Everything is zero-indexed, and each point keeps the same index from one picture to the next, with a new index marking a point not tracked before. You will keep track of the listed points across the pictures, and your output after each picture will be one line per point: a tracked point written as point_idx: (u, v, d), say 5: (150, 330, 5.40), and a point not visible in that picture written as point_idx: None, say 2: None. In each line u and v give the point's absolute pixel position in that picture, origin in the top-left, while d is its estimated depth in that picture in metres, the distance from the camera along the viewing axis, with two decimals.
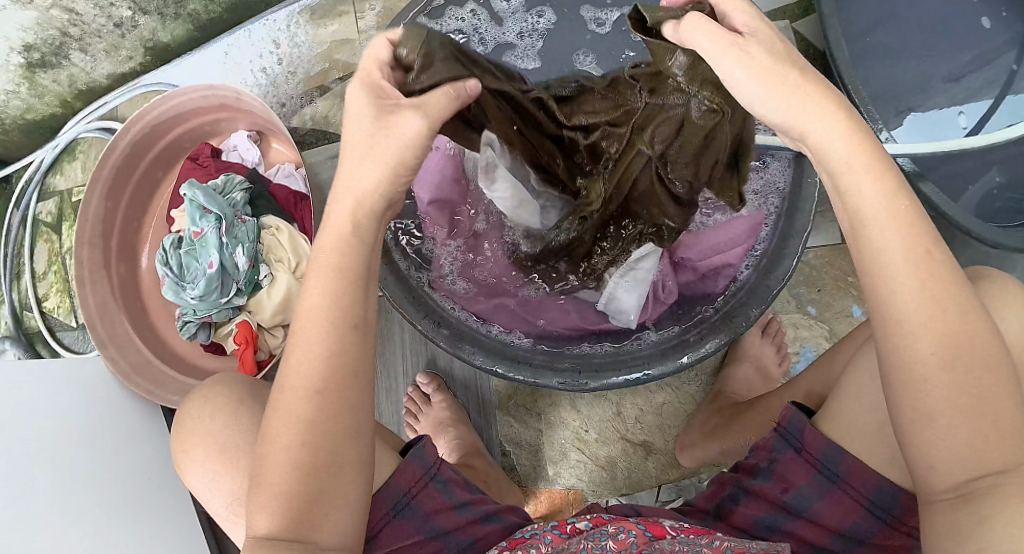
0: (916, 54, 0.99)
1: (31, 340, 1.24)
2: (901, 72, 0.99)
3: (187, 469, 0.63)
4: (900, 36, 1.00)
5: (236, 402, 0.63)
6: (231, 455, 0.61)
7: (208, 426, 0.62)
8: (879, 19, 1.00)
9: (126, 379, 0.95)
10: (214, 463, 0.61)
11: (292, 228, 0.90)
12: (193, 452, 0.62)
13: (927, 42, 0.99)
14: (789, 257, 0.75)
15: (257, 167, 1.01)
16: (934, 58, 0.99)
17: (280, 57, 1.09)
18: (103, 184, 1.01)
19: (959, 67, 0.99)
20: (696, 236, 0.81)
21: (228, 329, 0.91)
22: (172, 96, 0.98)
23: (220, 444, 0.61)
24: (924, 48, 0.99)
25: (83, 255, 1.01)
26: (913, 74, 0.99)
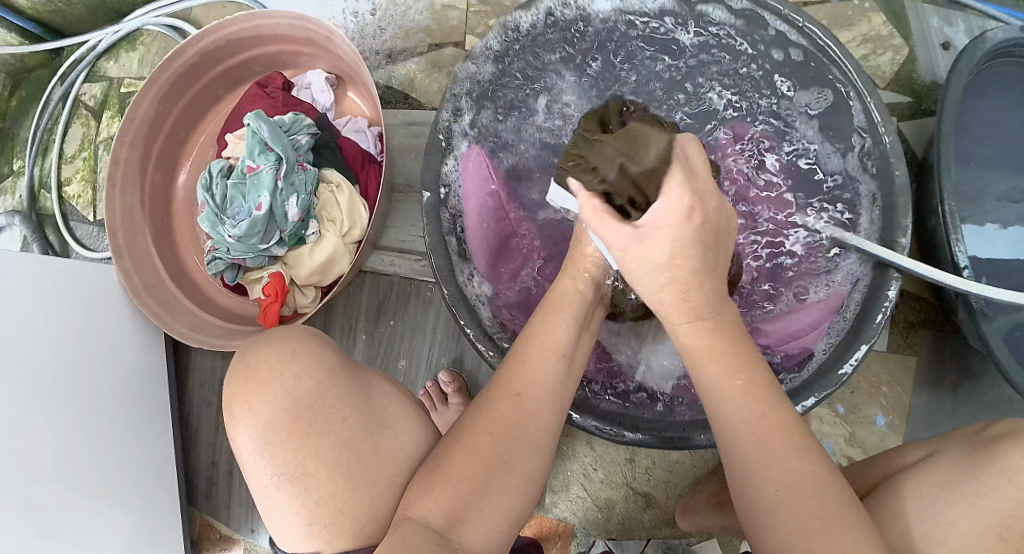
0: (995, 166, 0.98)
1: (42, 220, 1.18)
2: (975, 180, 0.98)
3: (239, 417, 0.58)
4: (988, 145, 0.99)
5: (314, 362, 0.59)
6: (303, 425, 0.56)
7: (290, 385, 0.57)
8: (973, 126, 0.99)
9: (136, 295, 0.90)
10: (271, 426, 0.57)
11: (353, 190, 0.86)
12: (259, 407, 0.57)
13: (1010, 167, 0.98)
14: (842, 358, 0.75)
15: (327, 112, 0.96)
16: (1012, 175, 0.97)
17: (376, 6, 0.98)
18: (161, 84, 0.95)
19: (1015, 190, 0.97)
20: (774, 319, 0.85)
21: (259, 276, 0.87)
22: (259, 15, 0.92)
23: (290, 408, 0.56)
24: (1005, 163, 0.98)
25: (122, 156, 0.95)
26: (988, 197, 0.98)
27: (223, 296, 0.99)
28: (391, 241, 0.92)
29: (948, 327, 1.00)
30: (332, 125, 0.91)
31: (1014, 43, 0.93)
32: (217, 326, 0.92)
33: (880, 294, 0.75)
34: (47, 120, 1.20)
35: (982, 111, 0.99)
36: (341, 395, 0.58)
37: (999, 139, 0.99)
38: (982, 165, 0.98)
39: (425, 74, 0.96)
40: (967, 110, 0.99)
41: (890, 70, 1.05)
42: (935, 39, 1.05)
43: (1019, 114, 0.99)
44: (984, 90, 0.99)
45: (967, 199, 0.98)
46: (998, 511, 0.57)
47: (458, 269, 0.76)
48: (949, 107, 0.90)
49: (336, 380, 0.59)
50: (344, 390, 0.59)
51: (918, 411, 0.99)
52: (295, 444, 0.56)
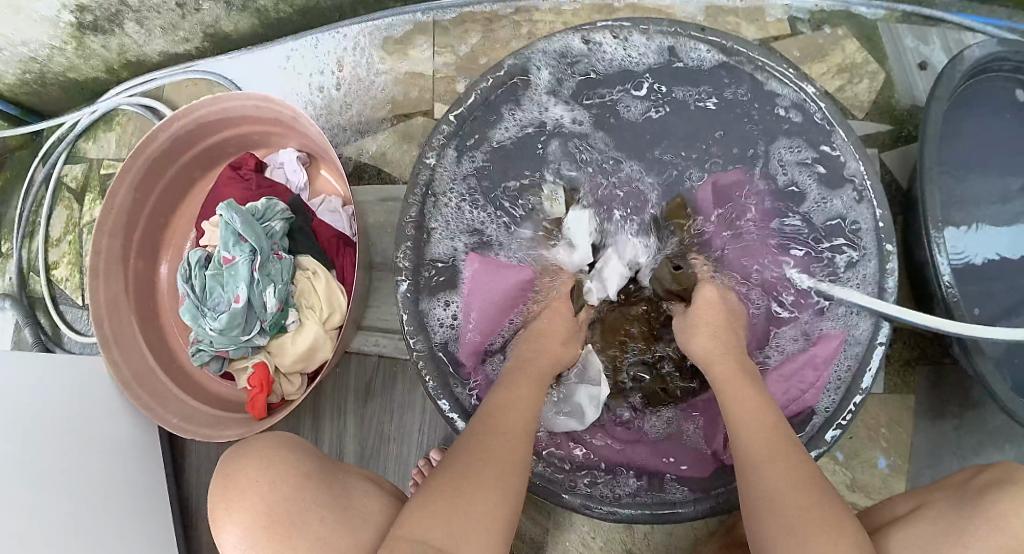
0: (985, 175, 0.95)
1: (32, 304, 1.19)
2: (963, 191, 0.95)
3: (222, 521, 0.57)
4: (975, 155, 0.96)
5: (295, 460, 0.59)
6: (282, 529, 0.55)
7: (266, 493, 0.57)
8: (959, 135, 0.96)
9: (128, 388, 0.90)
10: (252, 531, 0.56)
11: (329, 275, 0.85)
12: (238, 513, 0.56)
13: (996, 185, 0.95)
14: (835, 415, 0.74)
15: (301, 192, 0.95)
16: (1001, 183, 0.95)
17: (339, 82, 0.99)
18: (134, 173, 0.95)
19: (1008, 192, 0.95)
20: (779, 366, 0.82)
21: (243, 365, 0.87)
22: (226, 99, 0.92)
23: (263, 517, 0.56)
24: (993, 175, 0.95)
25: (102, 244, 0.95)
26: (978, 218, 0.95)
27: (213, 381, 1.00)
28: (374, 320, 0.92)
29: (945, 360, 0.99)
30: (306, 206, 0.90)
31: (993, 59, 0.90)
32: (208, 416, 0.93)
33: (872, 352, 0.74)
34: (31, 204, 1.21)
35: (963, 128, 0.97)
36: (315, 494, 0.58)
37: (984, 155, 0.96)
38: (966, 183, 0.96)
39: (396, 145, 0.96)
40: (947, 133, 0.97)
41: (868, 99, 1.03)
42: (911, 59, 1.03)
43: (1004, 125, 0.96)
44: (961, 109, 0.97)
45: (959, 225, 0.95)
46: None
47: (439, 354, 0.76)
48: (930, 140, 0.88)
49: (314, 482, 0.59)
50: (321, 492, 0.59)
51: (920, 449, 0.97)
52: (272, 549, 0.55)
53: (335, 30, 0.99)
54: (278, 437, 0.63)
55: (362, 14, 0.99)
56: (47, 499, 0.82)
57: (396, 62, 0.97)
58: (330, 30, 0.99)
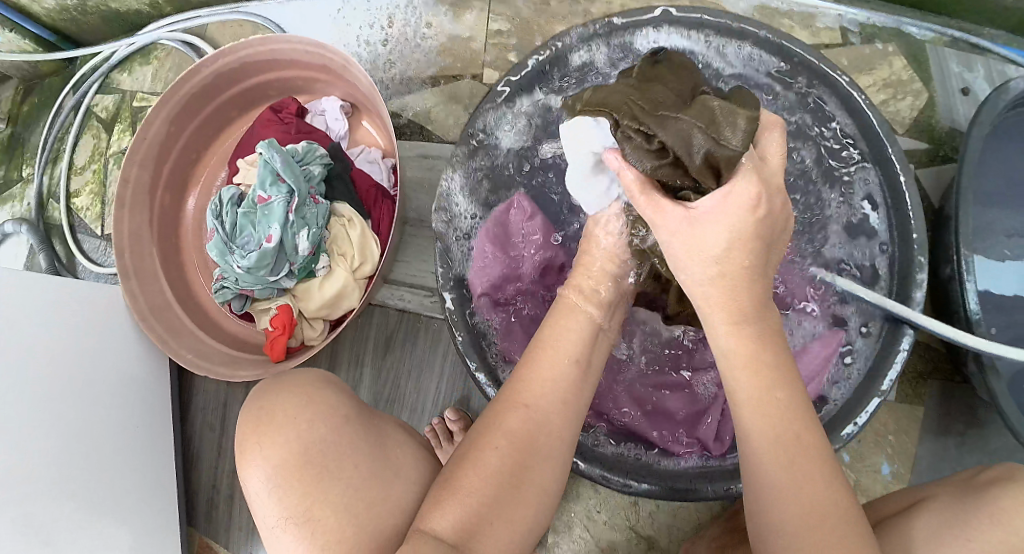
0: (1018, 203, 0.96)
1: (49, 230, 1.18)
2: (993, 215, 0.97)
3: (248, 460, 0.54)
4: (1010, 182, 0.97)
5: (322, 399, 0.57)
6: (316, 472, 0.53)
7: (303, 430, 0.54)
8: (995, 161, 0.97)
9: (144, 319, 0.90)
10: (282, 471, 0.53)
11: (365, 225, 0.85)
12: (268, 450, 0.53)
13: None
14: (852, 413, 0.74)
15: (342, 140, 0.96)
16: None
17: (388, 38, 0.98)
18: (174, 105, 0.95)
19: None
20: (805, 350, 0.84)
21: (266, 307, 0.87)
22: (275, 39, 0.91)
23: (301, 453, 0.53)
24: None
25: (131, 173, 0.94)
26: (1004, 243, 0.96)
27: (231, 322, 0.99)
28: (402, 275, 0.92)
29: (957, 377, 1.00)
30: (346, 155, 0.90)
31: None
32: (222, 356, 0.92)
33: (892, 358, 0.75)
34: (59, 130, 1.20)
35: (1002, 155, 0.97)
36: (348, 436, 0.56)
37: (1017, 182, 0.97)
38: (997, 208, 0.97)
39: (440, 105, 0.96)
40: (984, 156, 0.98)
41: (909, 115, 1.04)
42: (954, 82, 1.03)
43: None
44: (1002, 137, 0.97)
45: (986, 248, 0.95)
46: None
47: (469, 313, 0.76)
48: (968, 163, 0.88)
49: (347, 424, 0.56)
50: (358, 438, 0.56)
51: (923, 461, 0.98)
52: (303, 490, 0.52)
53: None
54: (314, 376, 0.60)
55: None
56: (48, 422, 0.82)
57: (448, 24, 0.97)
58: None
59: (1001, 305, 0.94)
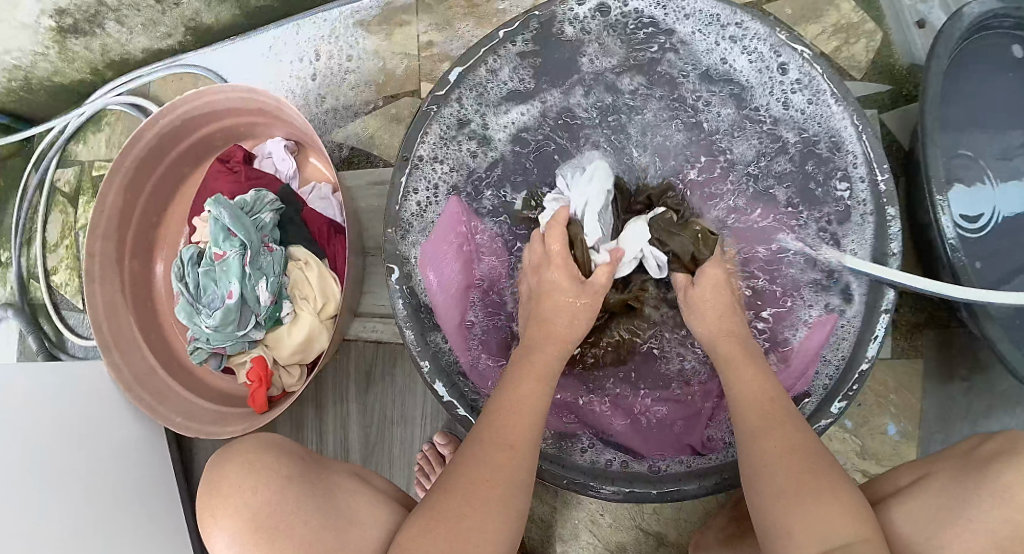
0: (990, 133, 0.92)
1: (34, 310, 1.19)
2: (967, 147, 0.92)
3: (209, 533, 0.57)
4: (977, 114, 0.93)
5: (256, 457, 0.59)
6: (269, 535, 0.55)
7: (250, 497, 0.56)
8: (961, 94, 0.93)
9: (129, 389, 0.91)
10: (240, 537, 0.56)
11: (321, 264, 0.85)
12: (225, 521, 0.56)
13: (1000, 141, 0.92)
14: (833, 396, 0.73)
15: (292, 181, 0.95)
16: (1006, 138, 0.92)
17: (316, 70, 0.98)
18: (124, 174, 0.95)
19: (1009, 147, 0.92)
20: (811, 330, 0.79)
21: (242, 360, 0.87)
22: (208, 90, 0.90)
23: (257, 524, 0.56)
24: (998, 131, 0.92)
25: (96, 247, 0.94)
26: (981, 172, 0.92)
27: (216, 375, 1.00)
28: (370, 306, 0.92)
29: (954, 323, 0.96)
30: (297, 196, 0.90)
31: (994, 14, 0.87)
32: (210, 414, 0.93)
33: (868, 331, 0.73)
34: (26, 211, 1.20)
35: (972, 85, 0.93)
36: (295, 488, 0.58)
37: (990, 110, 0.93)
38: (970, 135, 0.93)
39: (385, 128, 0.95)
40: (950, 89, 0.93)
41: (866, 58, 1.00)
42: (907, 18, 0.99)
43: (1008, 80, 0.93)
44: (964, 66, 0.93)
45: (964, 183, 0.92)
46: (988, 525, 0.53)
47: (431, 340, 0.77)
48: (931, 97, 0.84)
49: (295, 477, 0.59)
50: (305, 494, 0.58)
51: (929, 414, 0.96)
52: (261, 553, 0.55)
53: (315, 13, 0.97)
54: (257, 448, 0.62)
55: None
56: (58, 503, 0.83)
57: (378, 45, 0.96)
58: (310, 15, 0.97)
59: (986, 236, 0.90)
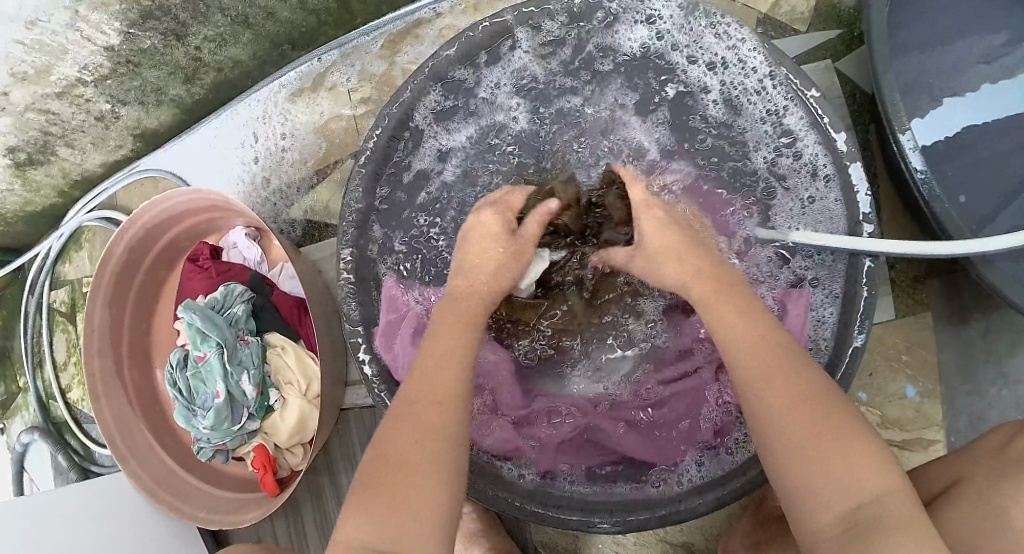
0: (943, 62, 0.86)
1: (60, 429, 1.24)
2: (925, 80, 0.86)
3: None
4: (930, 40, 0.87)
5: None
6: None
7: None
8: (914, 26, 0.87)
9: (152, 495, 0.94)
10: None
11: (297, 345, 0.87)
12: None
13: (966, 60, 0.86)
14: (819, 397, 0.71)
15: (260, 266, 0.97)
16: (965, 65, 0.86)
17: (258, 153, 1.03)
18: (105, 291, 0.97)
19: (991, 49, 0.86)
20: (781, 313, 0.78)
21: (245, 451, 0.88)
22: (162, 199, 0.92)
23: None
24: (952, 56, 0.86)
25: (94, 366, 0.98)
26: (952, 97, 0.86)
27: (231, 464, 1.01)
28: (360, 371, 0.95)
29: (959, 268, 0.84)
30: (266, 281, 0.92)
31: None
32: (232, 504, 0.95)
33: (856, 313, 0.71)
34: (32, 335, 1.25)
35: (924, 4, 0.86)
36: None
37: (943, 27, 0.87)
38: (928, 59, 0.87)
39: (335, 195, 1.02)
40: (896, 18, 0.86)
41: (809, 8, 0.90)
42: None
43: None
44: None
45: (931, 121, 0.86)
46: None
47: None
48: (876, 31, 0.78)
49: None
50: None
51: (948, 367, 0.84)
52: None
53: (242, 100, 1.03)
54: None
55: (274, 72, 1.02)
56: None
57: (312, 114, 1.02)
58: (238, 102, 1.03)
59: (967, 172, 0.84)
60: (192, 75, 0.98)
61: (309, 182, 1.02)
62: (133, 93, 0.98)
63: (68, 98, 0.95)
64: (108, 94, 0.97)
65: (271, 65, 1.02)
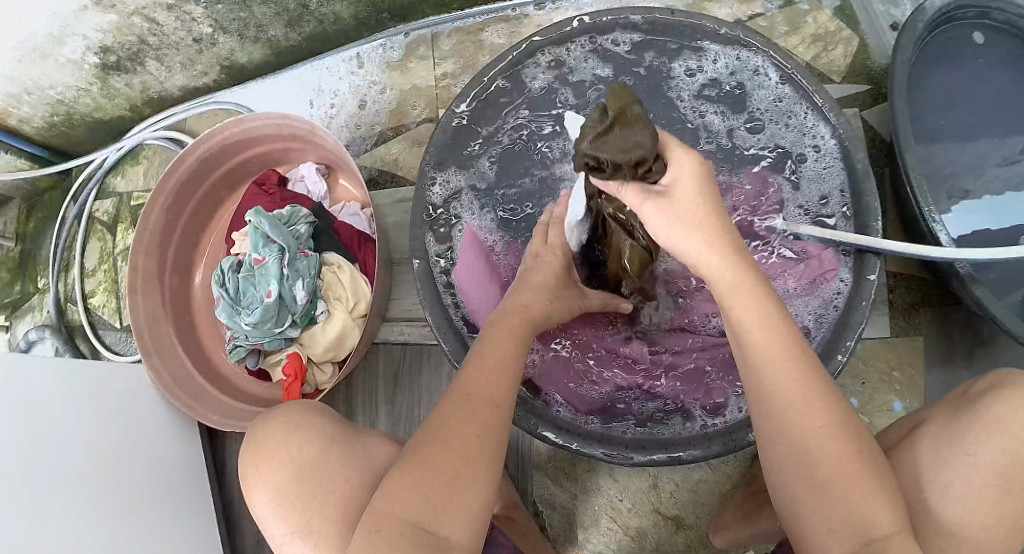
0: (972, 129, 0.96)
1: (71, 332, 1.25)
2: (954, 138, 0.96)
3: (251, 491, 0.66)
4: (969, 109, 0.97)
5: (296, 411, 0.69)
6: (310, 490, 0.63)
7: (294, 450, 0.64)
8: (952, 96, 0.97)
9: (168, 391, 0.96)
10: (282, 487, 0.64)
11: (353, 268, 0.92)
12: (269, 474, 0.64)
13: (996, 134, 0.95)
14: (839, 344, 0.74)
15: (322, 201, 1.03)
16: (990, 136, 0.96)
17: (330, 103, 1.13)
18: (167, 194, 1.02)
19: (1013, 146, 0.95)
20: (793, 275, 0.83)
21: (277, 358, 0.93)
22: (250, 118, 0.99)
23: (302, 475, 0.64)
24: (980, 124, 0.96)
25: (139, 262, 1.01)
26: (974, 172, 0.95)
27: (248, 383, 1.05)
28: (398, 311, 1.01)
29: (952, 299, 0.94)
30: (328, 211, 0.98)
31: (957, 8, 0.92)
32: (244, 415, 0.97)
33: (864, 293, 0.74)
34: (65, 240, 1.28)
35: (956, 80, 0.97)
36: (319, 433, 0.66)
37: (983, 109, 0.96)
38: (961, 132, 0.96)
39: (406, 151, 1.10)
40: (935, 84, 0.97)
41: (845, 63, 1.00)
42: (884, 20, 0.99)
43: (988, 76, 0.97)
44: (958, 60, 0.97)
45: (958, 176, 0.95)
46: (993, 462, 0.56)
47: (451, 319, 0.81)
48: (898, 86, 0.86)
49: (328, 434, 0.66)
50: (345, 452, 0.66)
51: (933, 391, 0.91)
52: (302, 505, 0.63)
53: (329, 55, 1.12)
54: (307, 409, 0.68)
55: (368, 35, 1.12)
56: (95, 505, 0.81)
57: (358, 95, 1.12)
58: (319, 60, 1.13)
59: (981, 223, 0.93)
60: (294, 20, 1.05)
61: (380, 138, 1.11)
62: (235, 24, 1.05)
63: (177, 11, 1.00)
64: (213, 19, 1.03)
65: (366, 30, 1.11)
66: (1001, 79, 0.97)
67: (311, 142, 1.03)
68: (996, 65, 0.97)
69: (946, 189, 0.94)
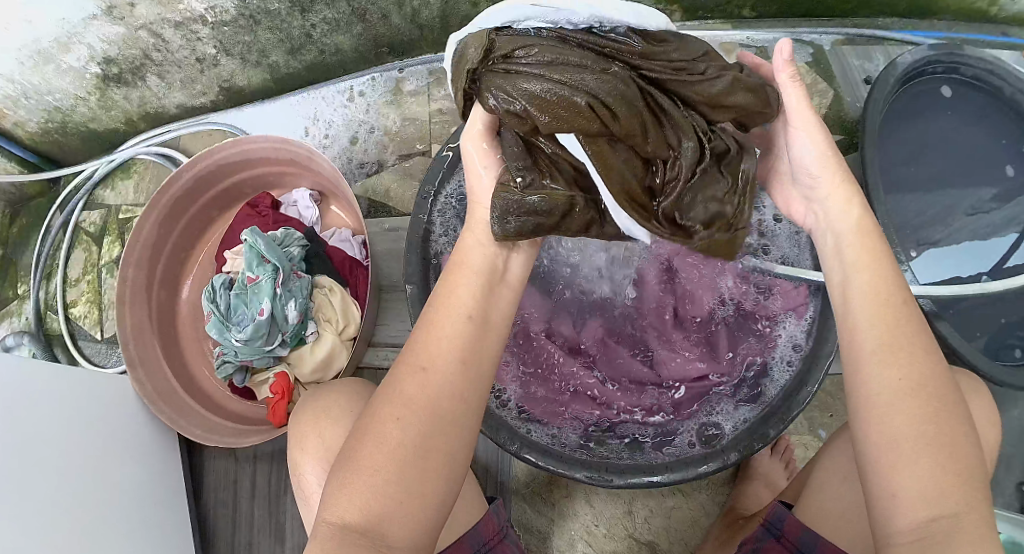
0: (934, 182, 1.03)
1: (50, 341, 1.25)
2: (917, 189, 1.03)
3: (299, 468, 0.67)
4: (932, 162, 1.04)
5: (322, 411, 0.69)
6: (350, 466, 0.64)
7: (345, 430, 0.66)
8: (916, 150, 1.04)
9: (152, 403, 0.96)
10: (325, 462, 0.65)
11: (344, 291, 0.95)
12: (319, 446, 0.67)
13: (956, 187, 1.02)
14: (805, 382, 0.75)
15: (314, 225, 1.06)
16: (951, 188, 1.02)
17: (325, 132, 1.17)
18: (160, 209, 1.04)
19: (972, 199, 1.02)
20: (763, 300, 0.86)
21: (263, 377, 0.95)
22: (247, 140, 1.02)
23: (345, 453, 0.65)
24: (942, 177, 1.03)
25: (128, 274, 1.02)
26: (936, 221, 1.01)
27: (233, 401, 1.06)
28: (384, 336, 1.03)
29: None
30: (320, 235, 1.00)
31: (925, 65, 0.99)
32: (227, 432, 0.98)
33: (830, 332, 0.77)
34: (50, 247, 1.28)
35: (924, 132, 1.05)
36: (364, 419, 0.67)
37: (950, 163, 1.04)
38: (924, 184, 1.03)
39: (399, 180, 1.13)
40: (900, 137, 1.04)
41: (819, 115, 1.07)
42: (856, 75, 1.07)
43: (948, 134, 1.05)
44: (923, 117, 1.05)
45: (921, 223, 1.01)
46: None
47: None
48: (868, 138, 0.93)
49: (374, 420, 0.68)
50: None
51: None
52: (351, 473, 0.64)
53: (327, 84, 1.16)
54: (359, 386, 0.72)
55: (367, 67, 1.16)
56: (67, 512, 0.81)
57: (350, 129, 1.16)
58: (317, 89, 1.17)
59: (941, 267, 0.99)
60: (297, 47, 1.09)
61: (375, 165, 1.15)
62: (239, 47, 1.08)
63: (183, 31, 1.03)
64: (218, 41, 1.06)
65: (366, 62, 1.15)
66: (960, 136, 1.05)
67: (305, 169, 1.05)
68: (955, 124, 1.05)
69: (910, 237, 1.01)
